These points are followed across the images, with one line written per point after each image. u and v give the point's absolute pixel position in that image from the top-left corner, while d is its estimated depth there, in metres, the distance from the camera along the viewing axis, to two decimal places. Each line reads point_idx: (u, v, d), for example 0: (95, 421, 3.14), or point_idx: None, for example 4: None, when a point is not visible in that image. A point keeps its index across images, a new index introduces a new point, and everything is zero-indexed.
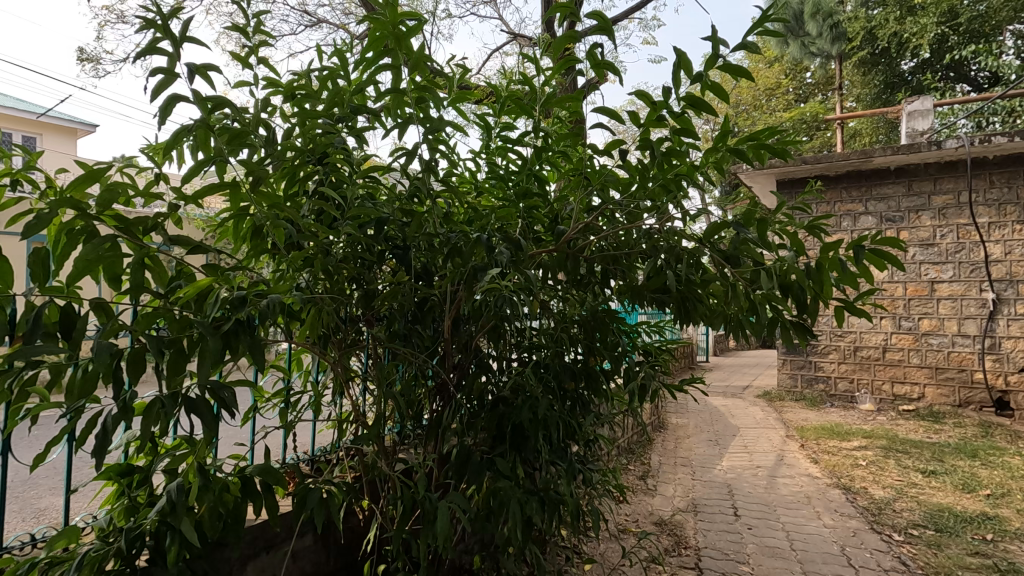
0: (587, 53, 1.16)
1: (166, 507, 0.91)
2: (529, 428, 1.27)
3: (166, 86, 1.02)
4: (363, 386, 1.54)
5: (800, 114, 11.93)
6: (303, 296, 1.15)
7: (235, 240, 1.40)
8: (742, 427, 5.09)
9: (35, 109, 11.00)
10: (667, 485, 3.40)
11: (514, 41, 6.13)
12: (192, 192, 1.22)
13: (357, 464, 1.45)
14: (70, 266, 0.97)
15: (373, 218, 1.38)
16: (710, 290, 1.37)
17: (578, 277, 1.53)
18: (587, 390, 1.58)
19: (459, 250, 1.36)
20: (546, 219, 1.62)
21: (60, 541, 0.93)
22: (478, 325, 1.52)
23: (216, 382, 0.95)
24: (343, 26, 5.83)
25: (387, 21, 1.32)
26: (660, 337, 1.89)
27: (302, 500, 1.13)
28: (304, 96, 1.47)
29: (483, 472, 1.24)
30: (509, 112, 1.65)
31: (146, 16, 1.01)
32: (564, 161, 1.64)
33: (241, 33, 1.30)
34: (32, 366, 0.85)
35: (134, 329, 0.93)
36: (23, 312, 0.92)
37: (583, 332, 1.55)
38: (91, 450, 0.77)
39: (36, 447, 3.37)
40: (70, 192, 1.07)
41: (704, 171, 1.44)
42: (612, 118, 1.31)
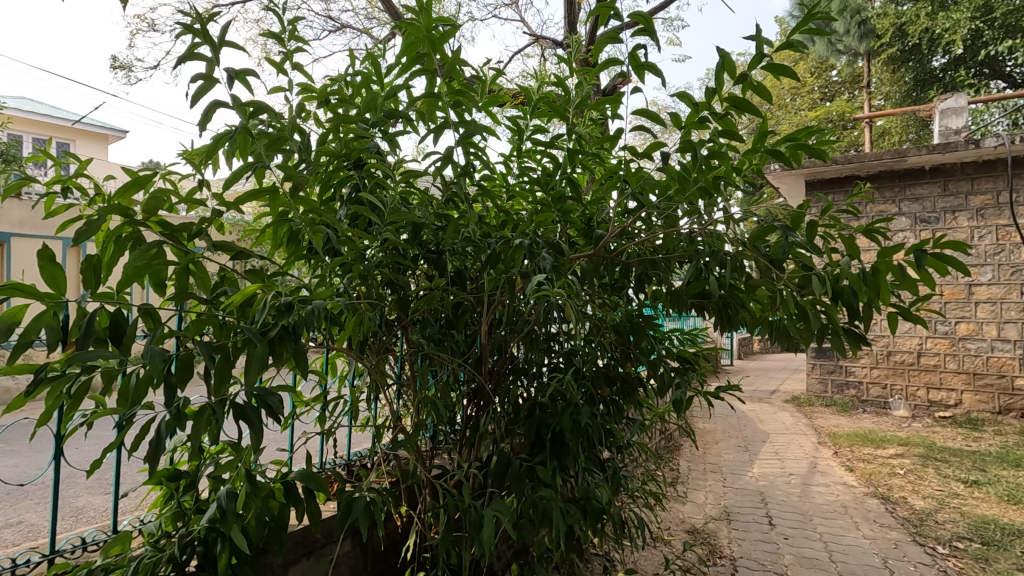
0: (629, 54, 1.14)
1: (217, 515, 0.91)
2: (570, 435, 1.24)
3: (206, 92, 1.03)
4: (398, 391, 1.53)
5: (826, 113, 11.69)
6: (344, 302, 1.15)
7: (273, 245, 1.41)
8: (771, 432, 5.00)
9: (69, 116, 11.37)
10: (698, 492, 3.34)
11: (535, 42, 6.11)
12: (232, 198, 1.22)
13: (394, 469, 1.44)
14: (120, 273, 0.98)
15: (408, 223, 1.38)
16: (753, 296, 1.34)
17: (609, 282, 1.51)
18: (621, 396, 1.55)
19: (499, 256, 1.34)
20: (581, 223, 1.59)
21: (115, 546, 0.94)
22: (512, 330, 1.50)
23: (262, 388, 0.95)
24: (365, 31, 5.84)
25: (421, 25, 1.31)
26: (693, 344, 1.86)
27: (344, 505, 1.13)
28: (338, 101, 1.48)
29: (524, 481, 1.22)
30: (541, 114, 1.63)
31: (185, 21, 1.01)
32: (596, 163, 1.61)
33: (276, 39, 1.30)
34: (85, 371, 0.86)
35: (184, 335, 0.94)
36: (75, 318, 0.92)
37: (618, 337, 1.53)
38: (144, 455, 0.77)
39: (95, 451, 3.47)
40: (117, 199, 1.08)
41: (743, 174, 1.41)
42: (652, 120, 1.28)
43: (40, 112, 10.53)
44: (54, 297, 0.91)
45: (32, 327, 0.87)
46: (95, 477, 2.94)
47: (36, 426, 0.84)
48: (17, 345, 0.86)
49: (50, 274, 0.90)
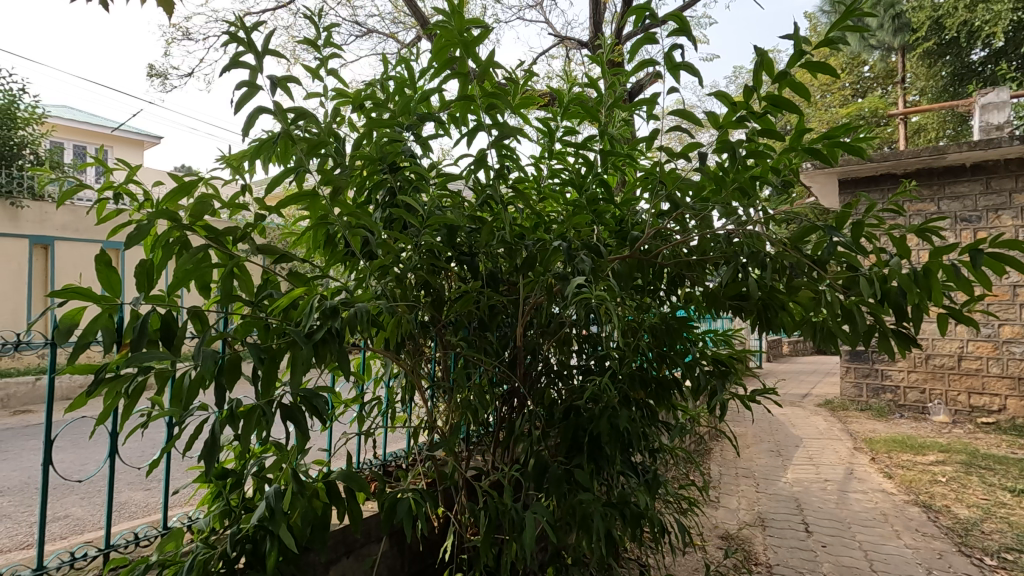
0: (665, 54, 1.13)
1: (266, 513, 0.94)
2: (607, 438, 1.23)
3: (249, 99, 1.06)
4: (432, 392, 1.54)
5: (858, 110, 11.40)
6: (384, 305, 1.16)
7: (311, 249, 1.43)
8: (805, 437, 4.89)
9: (108, 123, 11.78)
10: (731, 497, 3.29)
11: (560, 44, 6.11)
12: (273, 203, 1.25)
13: (430, 470, 1.45)
14: (170, 276, 1.01)
15: (443, 225, 1.39)
16: (795, 297, 1.32)
17: (642, 284, 1.50)
18: (656, 399, 1.50)
19: (535, 258, 1.34)
20: (614, 223, 1.57)
21: (168, 542, 0.98)
22: (545, 333, 1.49)
23: (308, 390, 0.97)
24: (392, 36, 5.90)
25: (454, 28, 1.32)
26: (727, 346, 1.82)
27: (385, 506, 1.15)
28: (372, 105, 1.49)
29: (561, 485, 1.21)
30: (572, 115, 1.61)
31: (230, 31, 1.04)
32: (627, 163, 1.59)
33: (313, 46, 1.32)
34: (141, 371, 0.89)
35: (232, 336, 0.97)
36: (128, 320, 0.95)
37: (654, 340, 1.49)
38: (200, 453, 0.80)
39: (149, 448, 3.54)
40: (165, 204, 1.12)
41: (780, 174, 1.37)
42: (689, 121, 1.25)
43: (83, 120, 10.97)
44: (110, 300, 0.94)
45: (89, 330, 0.90)
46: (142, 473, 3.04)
47: (95, 424, 0.87)
48: (76, 346, 0.89)
49: (107, 278, 0.93)
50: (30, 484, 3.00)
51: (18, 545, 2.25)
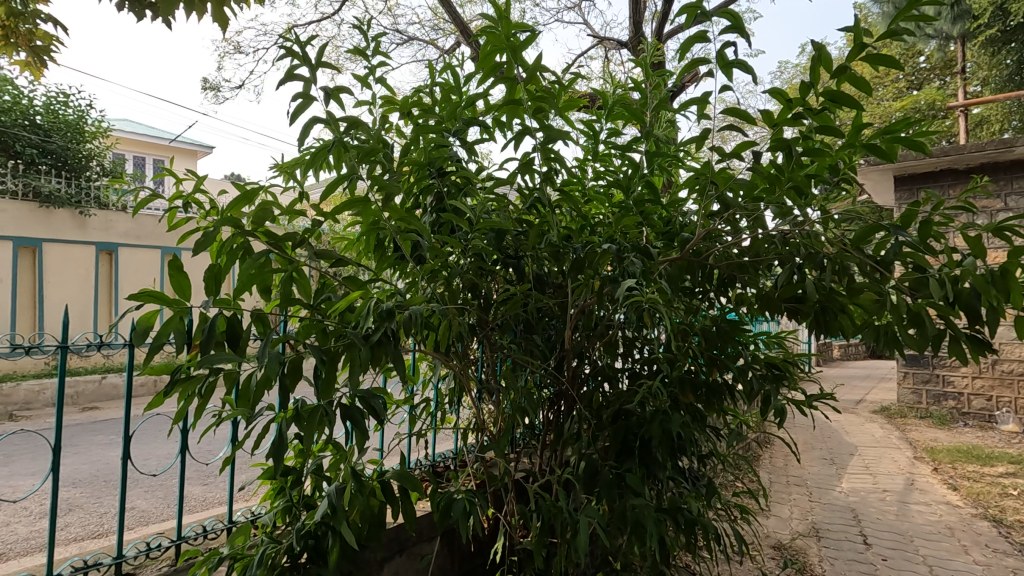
0: (717, 53, 1.10)
1: (328, 510, 0.97)
2: (659, 442, 1.21)
3: (304, 109, 1.10)
4: (481, 394, 1.55)
5: (914, 103, 10.86)
6: (436, 308, 1.18)
7: (362, 253, 1.47)
8: (860, 445, 4.69)
9: (165, 135, 12.39)
10: (782, 506, 3.19)
11: (599, 45, 6.06)
12: (328, 209, 1.29)
13: (479, 472, 1.46)
14: (235, 280, 1.05)
15: (491, 229, 1.39)
16: (857, 299, 1.28)
17: (692, 286, 1.47)
18: (707, 403, 1.45)
19: (583, 261, 1.33)
20: (662, 224, 1.54)
21: (238, 536, 1.02)
22: (592, 335, 1.48)
23: (365, 391, 1.00)
24: (433, 42, 5.98)
25: (500, 33, 1.32)
26: (781, 348, 1.76)
27: (439, 505, 1.17)
28: (418, 112, 1.52)
29: (613, 490, 1.20)
30: (617, 117, 1.59)
31: (287, 46, 1.09)
32: (674, 164, 1.55)
33: (362, 55, 1.35)
34: (211, 372, 0.93)
35: (293, 339, 1.00)
36: (198, 323, 1.00)
37: (705, 343, 1.45)
38: (269, 451, 0.84)
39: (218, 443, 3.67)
40: (229, 211, 1.16)
41: (837, 171, 1.31)
42: (743, 120, 1.22)
43: (142, 133, 11.59)
44: (181, 303, 0.99)
45: (162, 333, 0.95)
46: (200, 468, 3.17)
47: (170, 422, 0.92)
48: (151, 347, 0.94)
49: (178, 283, 0.98)
50: (99, 477, 3.18)
51: (91, 535, 2.39)
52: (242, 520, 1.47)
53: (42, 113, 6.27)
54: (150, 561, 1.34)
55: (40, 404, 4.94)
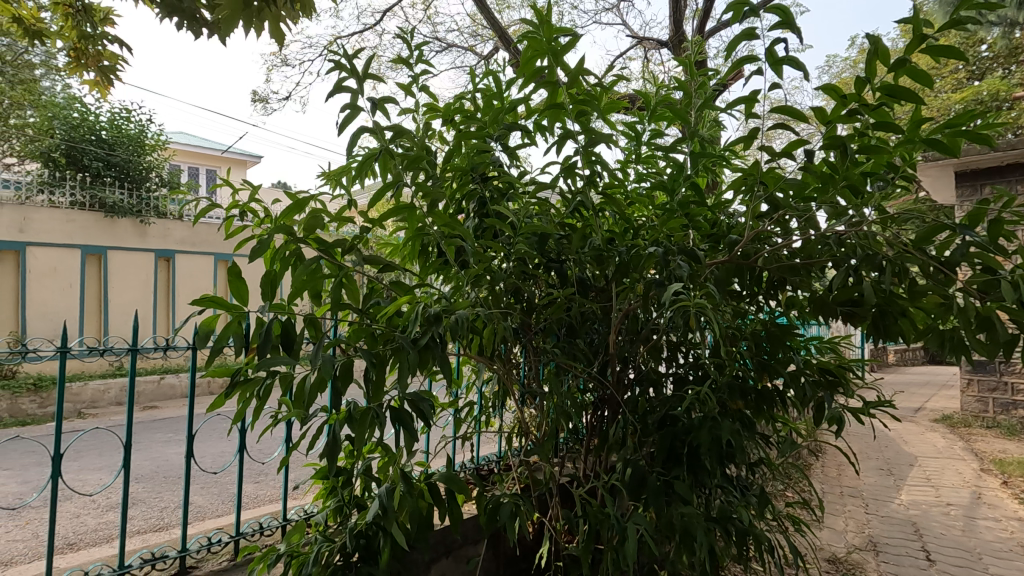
0: (767, 50, 1.08)
1: (379, 510, 0.99)
2: (707, 450, 1.19)
3: (352, 120, 1.14)
4: (523, 398, 1.55)
5: (976, 94, 10.26)
6: (482, 312, 1.19)
7: (407, 258, 1.50)
8: (919, 456, 4.45)
9: (217, 147, 12.95)
10: (836, 518, 3.06)
11: (638, 45, 5.99)
12: (375, 216, 1.32)
13: (523, 476, 1.47)
14: (289, 286, 1.08)
15: (535, 235, 1.40)
16: (918, 303, 1.22)
17: (740, 289, 1.43)
18: (756, 410, 1.41)
19: (628, 264, 1.31)
20: (709, 226, 1.50)
21: (294, 533, 1.06)
22: (636, 340, 1.46)
23: (413, 394, 1.02)
24: (471, 49, 6.03)
25: (542, 38, 1.32)
26: (834, 353, 1.69)
27: (486, 508, 1.18)
28: (461, 118, 1.53)
29: (661, 497, 1.18)
30: (661, 118, 1.57)
31: (336, 60, 1.12)
32: (720, 164, 1.51)
33: (406, 64, 1.38)
34: (268, 374, 0.97)
35: (344, 343, 1.03)
36: (255, 327, 1.03)
37: (753, 348, 1.41)
38: (325, 451, 0.87)
39: (272, 444, 3.80)
40: (282, 220, 1.20)
41: (895, 169, 1.26)
42: (794, 117, 1.18)
43: (196, 145, 12.16)
44: (239, 308, 1.03)
45: (223, 336, 0.99)
46: (253, 466, 3.29)
47: (231, 422, 0.96)
48: (212, 349, 0.98)
49: (237, 288, 1.02)
50: (160, 473, 3.34)
51: (153, 527, 2.52)
52: (296, 519, 1.52)
53: (107, 128, 6.68)
54: (212, 555, 1.43)
55: (106, 402, 5.25)
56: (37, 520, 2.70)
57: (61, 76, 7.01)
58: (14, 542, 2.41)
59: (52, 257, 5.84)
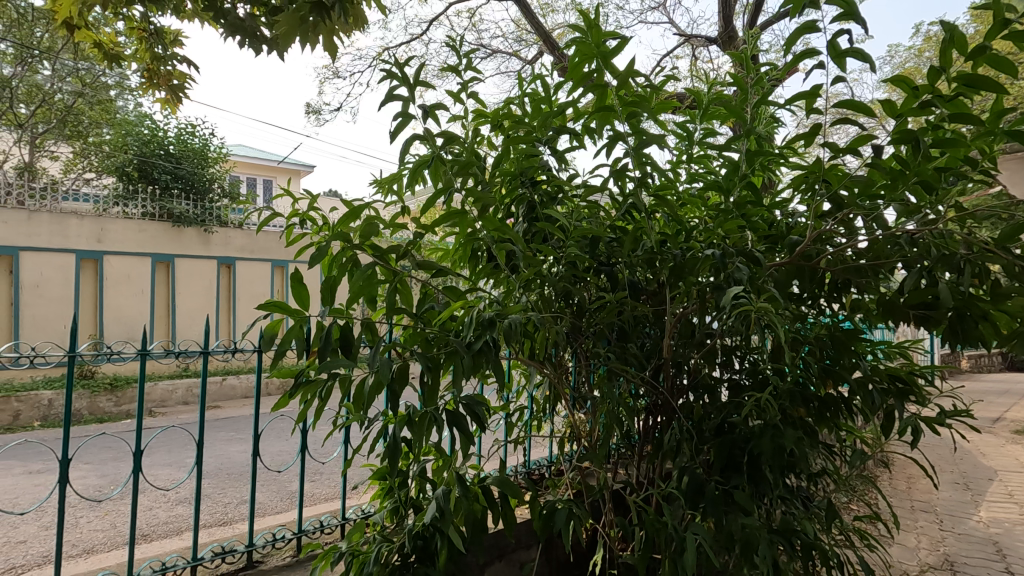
0: (829, 43, 1.03)
1: (437, 512, 1.01)
2: (769, 460, 1.14)
3: (404, 128, 1.16)
4: (575, 402, 1.54)
5: None
6: (533, 316, 1.19)
7: (458, 262, 1.51)
8: (1001, 470, 4.14)
9: (274, 158, 13.55)
10: (907, 534, 2.89)
11: (685, 44, 5.87)
12: (428, 221, 1.34)
13: (575, 482, 1.46)
14: (346, 292, 1.11)
15: (587, 238, 1.38)
16: (1004, 306, 1.13)
17: (801, 292, 1.36)
18: (820, 418, 1.35)
19: (682, 267, 1.28)
20: (767, 227, 1.45)
21: (354, 532, 1.09)
22: (690, 345, 1.42)
23: (468, 397, 1.03)
24: (516, 54, 6.06)
25: (590, 41, 1.31)
26: (904, 359, 1.60)
27: (540, 513, 1.17)
28: (509, 123, 1.54)
29: (719, 507, 1.15)
30: (714, 117, 1.52)
31: (389, 70, 1.15)
32: (779, 163, 1.45)
33: (455, 71, 1.39)
34: (330, 376, 1.00)
35: (400, 347, 1.05)
36: (315, 331, 1.07)
37: (816, 353, 1.35)
38: (384, 453, 0.89)
39: (331, 447, 3.93)
40: (339, 226, 1.24)
41: (975, 163, 1.17)
42: (859, 112, 1.12)
43: (254, 156, 12.77)
44: (300, 312, 1.06)
45: (286, 339, 1.03)
46: (308, 466, 3.40)
47: (296, 423, 0.99)
48: (277, 352, 1.02)
49: (299, 293, 1.05)
50: (224, 470, 3.51)
51: (219, 522, 2.65)
52: (355, 518, 1.58)
53: (174, 143, 7.10)
54: (276, 550, 1.50)
55: (174, 402, 5.55)
56: (115, 512, 2.88)
57: (133, 96, 7.50)
58: (95, 532, 2.58)
59: (126, 265, 6.24)
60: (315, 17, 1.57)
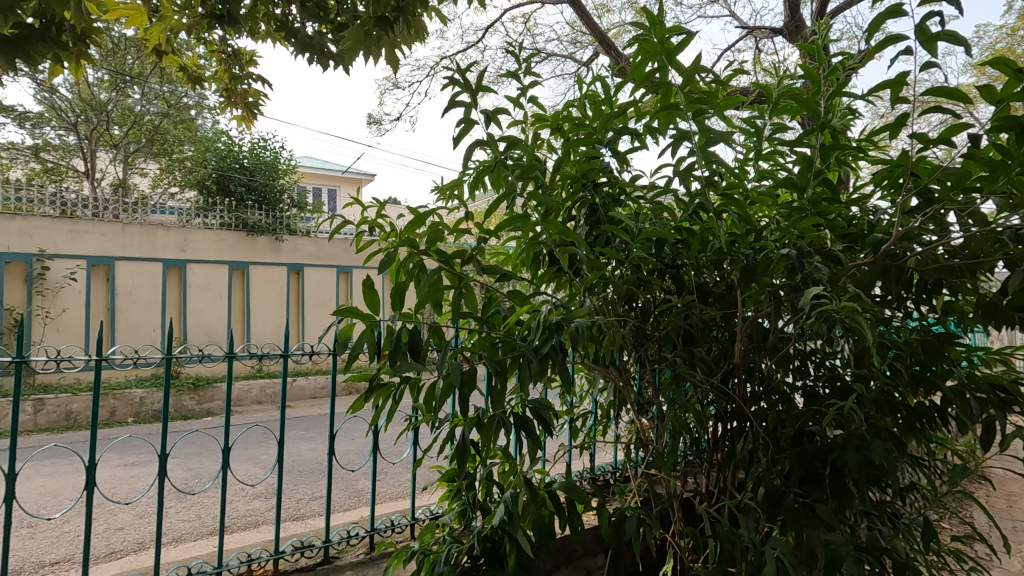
0: (918, 27, 0.96)
1: (505, 516, 1.01)
2: (853, 472, 1.08)
3: (467, 133, 1.18)
4: (641, 408, 1.51)
5: None
6: (599, 321, 1.17)
7: (521, 267, 1.52)
8: None
9: (338, 168, 14.12)
10: (1012, 558, 2.63)
11: (748, 37, 5.67)
12: (492, 226, 1.35)
13: (643, 489, 1.43)
14: (415, 297, 1.13)
15: (653, 240, 1.34)
16: None
17: (887, 293, 1.28)
18: (909, 429, 1.26)
19: (755, 269, 1.23)
20: (847, 226, 1.36)
21: (425, 532, 1.11)
22: (764, 350, 1.36)
23: (536, 401, 1.03)
24: (571, 56, 6.03)
25: (653, 38, 1.28)
26: (1006, 366, 1.46)
27: (609, 521, 1.16)
28: (569, 125, 1.53)
29: (799, 521, 1.09)
30: (785, 111, 1.45)
31: (452, 77, 1.17)
32: (859, 157, 1.37)
33: (515, 76, 1.40)
34: (401, 379, 1.02)
35: (468, 351, 1.06)
36: (386, 335, 1.09)
37: (905, 359, 1.26)
38: (455, 454, 0.90)
39: (403, 448, 4.04)
40: (406, 233, 1.27)
41: None
42: (953, 99, 1.03)
43: (320, 167, 13.37)
44: (372, 316, 1.09)
45: (359, 343, 1.06)
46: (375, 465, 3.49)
47: (369, 423, 1.02)
48: (351, 355, 1.05)
49: (370, 298, 1.09)
50: (297, 467, 3.68)
51: (293, 517, 2.78)
52: (424, 519, 1.61)
53: (248, 157, 7.54)
54: (350, 547, 1.56)
55: (249, 401, 5.85)
56: (200, 503, 3.07)
57: (211, 114, 8.02)
58: (184, 522, 2.77)
59: (206, 273, 6.68)
60: (378, 31, 1.62)
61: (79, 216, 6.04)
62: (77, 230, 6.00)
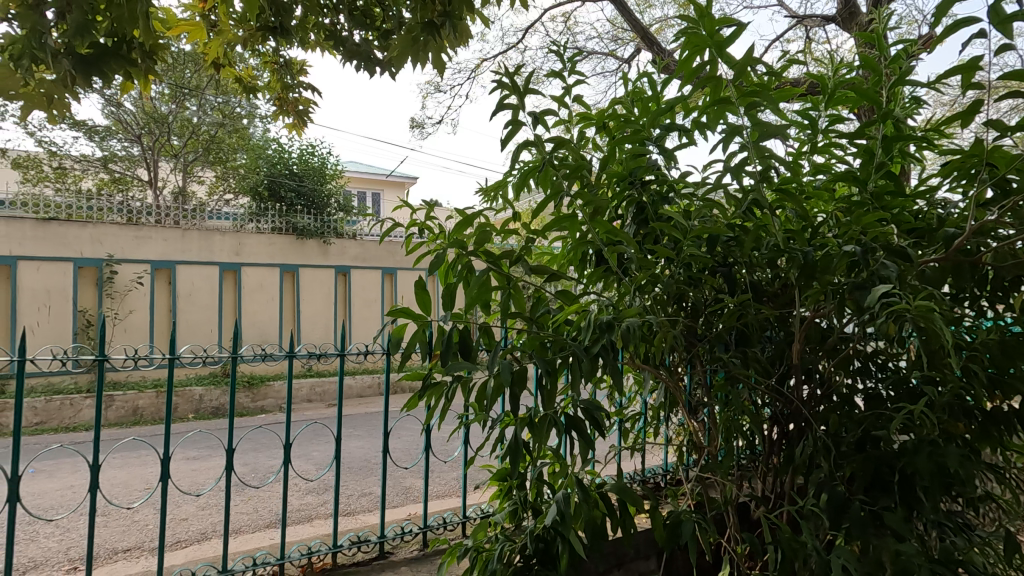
0: (992, 8, 0.90)
1: (556, 516, 1.01)
2: (924, 479, 1.02)
3: (514, 134, 1.18)
4: (693, 409, 1.48)
5: None
6: (649, 321, 1.15)
7: (569, 267, 1.50)
8: None
9: (382, 172, 14.43)
10: None
11: (799, 26, 5.46)
12: (538, 227, 1.35)
13: (697, 493, 1.40)
14: (464, 297, 1.14)
15: (704, 238, 1.31)
16: None
17: (958, 291, 1.20)
18: (984, 434, 1.18)
19: (815, 266, 1.18)
20: (914, 220, 1.29)
21: (478, 530, 1.12)
22: (824, 351, 1.31)
23: (588, 402, 1.03)
24: (613, 53, 5.96)
25: (702, 31, 1.25)
26: None
27: (664, 524, 1.14)
28: (615, 123, 1.51)
29: (867, 530, 1.04)
30: (843, 101, 1.39)
31: (500, 80, 1.18)
32: (925, 147, 1.29)
33: (560, 75, 1.39)
34: (453, 378, 1.03)
35: (518, 350, 1.06)
36: (437, 335, 1.11)
37: (978, 360, 1.18)
38: (509, 454, 0.91)
39: (453, 446, 4.09)
40: (454, 234, 1.28)
41: None
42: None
43: (365, 171, 13.71)
44: (423, 317, 1.11)
45: (411, 343, 1.08)
46: (422, 463, 3.55)
47: (423, 422, 1.04)
48: (404, 355, 1.07)
49: (422, 300, 1.11)
50: (347, 463, 3.78)
51: (344, 512, 2.85)
52: (475, 517, 1.63)
53: (297, 163, 7.80)
54: (404, 543, 1.59)
55: (300, 399, 6.05)
56: (258, 497, 3.20)
57: (262, 122, 8.33)
58: (243, 514, 2.89)
59: (259, 275, 6.95)
60: (426, 36, 1.64)
61: (144, 223, 6.39)
62: (142, 236, 6.35)
